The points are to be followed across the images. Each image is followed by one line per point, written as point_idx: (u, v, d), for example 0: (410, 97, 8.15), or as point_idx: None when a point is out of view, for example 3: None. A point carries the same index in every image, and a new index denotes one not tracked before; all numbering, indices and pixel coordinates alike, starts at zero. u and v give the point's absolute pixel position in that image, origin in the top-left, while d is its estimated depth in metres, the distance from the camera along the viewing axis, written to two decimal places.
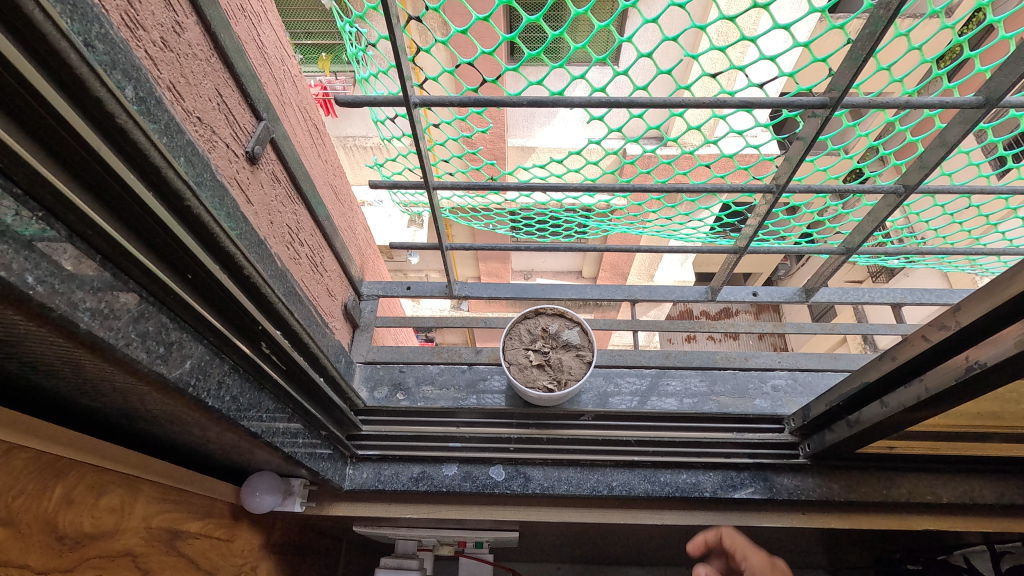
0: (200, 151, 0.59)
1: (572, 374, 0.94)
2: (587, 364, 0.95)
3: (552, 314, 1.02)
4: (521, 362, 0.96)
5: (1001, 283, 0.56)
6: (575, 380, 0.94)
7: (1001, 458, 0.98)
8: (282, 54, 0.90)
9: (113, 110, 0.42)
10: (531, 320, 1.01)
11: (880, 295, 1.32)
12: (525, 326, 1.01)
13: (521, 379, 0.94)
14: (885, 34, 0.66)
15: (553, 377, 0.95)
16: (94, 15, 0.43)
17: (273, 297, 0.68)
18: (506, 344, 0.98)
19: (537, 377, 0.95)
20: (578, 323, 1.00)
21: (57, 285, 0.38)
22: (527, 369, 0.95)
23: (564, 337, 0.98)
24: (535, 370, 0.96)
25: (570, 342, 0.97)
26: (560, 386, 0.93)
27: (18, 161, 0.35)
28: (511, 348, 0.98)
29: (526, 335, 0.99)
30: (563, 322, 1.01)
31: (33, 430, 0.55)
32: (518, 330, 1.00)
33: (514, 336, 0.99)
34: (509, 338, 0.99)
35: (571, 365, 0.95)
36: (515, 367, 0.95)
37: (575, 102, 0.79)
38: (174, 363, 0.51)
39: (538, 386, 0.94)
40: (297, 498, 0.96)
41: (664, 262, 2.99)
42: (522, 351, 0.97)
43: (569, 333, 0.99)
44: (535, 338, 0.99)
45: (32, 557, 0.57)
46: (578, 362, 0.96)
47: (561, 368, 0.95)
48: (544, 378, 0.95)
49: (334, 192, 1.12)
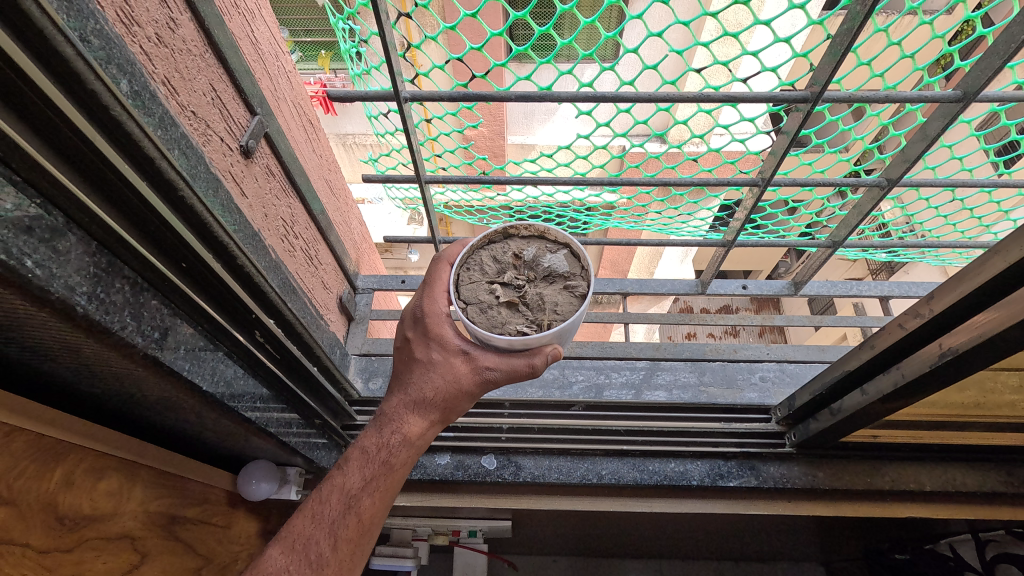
0: (194, 144, 0.61)
1: (559, 313, 0.67)
2: (580, 299, 0.68)
3: (528, 236, 0.76)
4: (483, 301, 0.69)
5: (972, 270, 0.57)
6: (563, 322, 0.66)
7: (983, 446, 1.00)
8: (277, 50, 0.92)
9: (108, 102, 0.44)
10: (498, 245, 0.74)
11: (867, 288, 1.34)
12: (490, 253, 0.74)
13: (484, 325, 0.67)
14: (863, 29, 0.67)
15: (529, 319, 0.68)
16: (90, 12, 0.45)
17: (267, 287, 0.70)
18: (461, 276, 0.71)
19: (508, 321, 0.68)
20: (566, 245, 0.73)
21: (56, 270, 0.41)
22: (493, 310, 0.68)
23: (545, 263, 0.71)
24: (503, 311, 0.69)
25: (554, 271, 0.70)
26: (540, 330, 0.66)
27: (18, 150, 0.37)
28: (469, 282, 0.71)
29: (491, 265, 0.72)
30: (543, 245, 0.74)
31: (36, 414, 0.58)
32: (480, 258, 0.73)
33: (473, 267, 0.72)
34: (465, 270, 0.72)
35: (557, 301, 0.68)
36: (473, 307, 0.68)
37: (564, 97, 0.80)
38: (170, 348, 0.53)
39: (510, 332, 0.66)
40: (295, 487, 0.96)
41: (664, 259, 2.75)
42: (484, 287, 0.70)
43: (552, 258, 0.71)
44: (505, 268, 0.72)
45: (33, 535, 0.61)
46: (566, 296, 0.69)
47: (543, 307, 0.68)
48: (518, 322, 0.68)
49: (329, 186, 1.14)
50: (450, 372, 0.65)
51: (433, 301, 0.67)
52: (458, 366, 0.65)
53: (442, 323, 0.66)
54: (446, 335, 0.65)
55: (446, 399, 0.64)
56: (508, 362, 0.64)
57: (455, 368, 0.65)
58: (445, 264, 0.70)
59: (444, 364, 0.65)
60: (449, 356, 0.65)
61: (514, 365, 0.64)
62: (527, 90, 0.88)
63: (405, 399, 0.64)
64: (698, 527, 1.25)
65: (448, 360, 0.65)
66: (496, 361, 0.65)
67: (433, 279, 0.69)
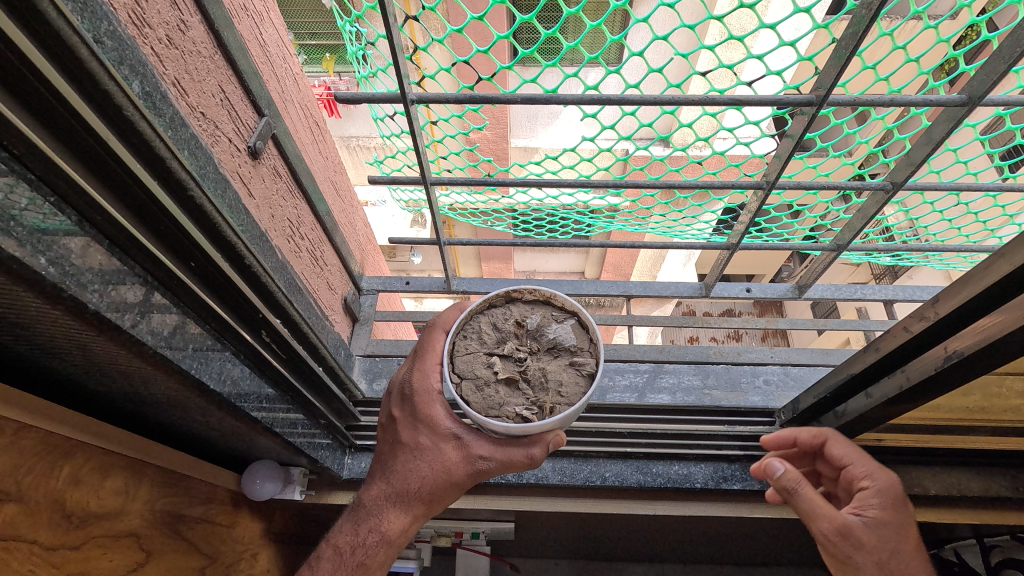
0: (203, 144, 0.61)
1: (563, 395, 0.65)
2: (587, 378, 0.66)
3: (532, 300, 0.73)
4: (481, 376, 0.66)
5: (978, 272, 0.58)
6: (566, 406, 0.64)
7: (988, 451, 1.00)
8: (284, 53, 0.93)
9: (122, 102, 0.44)
10: (499, 310, 0.72)
11: (872, 292, 1.33)
12: (490, 319, 0.71)
13: (480, 406, 0.65)
14: (868, 33, 0.67)
15: (530, 400, 0.65)
16: (104, 13, 0.46)
17: (274, 287, 0.71)
18: (458, 346, 0.69)
19: (507, 401, 0.65)
20: (573, 314, 0.71)
21: (68, 267, 0.41)
22: (491, 388, 0.66)
23: (550, 335, 0.69)
24: (503, 389, 0.66)
25: (560, 345, 0.68)
26: (541, 413, 0.64)
27: (34, 149, 0.38)
28: (466, 353, 0.69)
29: (490, 334, 0.70)
30: (547, 312, 0.72)
31: (46, 412, 0.59)
32: (478, 325, 0.71)
33: (470, 335, 0.70)
34: (461, 338, 0.70)
35: (561, 380, 0.66)
36: (471, 383, 0.66)
37: (569, 100, 0.80)
38: (179, 347, 0.53)
39: (508, 415, 0.64)
40: (298, 487, 0.96)
41: (666, 262, 2.81)
42: (482, 359, 0.68)
43: (557, 329, 0.69)
44: (505, 337, 0.69)
45: (42, 532, 0.61)
46: (571, 374, 0.66)
47: (546, 386, 0.66)
48: (517, 403, 0.65)
49: (335, 187, 1.14)
50: (436, 460, 0.69)
51: (421, 385, 0.72)
52: (447, 453, 0.69)
53: (427, 411, 0.71)
54: (434, 424, 0.70)
55: (430, 490, 0.69)
56: (504, 453, 0.67)
57: (443, 455, 0.69)
58: (440, 334, 0.73)
59: (431, 452, 0.70)
60: (437, 441, 0.70)
61: (510, 455, 0.67)
62: (533, 93, 0.88)
63: (388, 491, 0.70)
64: (701, 531, 1.24)
65: (436, 447, 0.70)
66: (490, 451, 0.68)
67: (427, 352, 0.73)
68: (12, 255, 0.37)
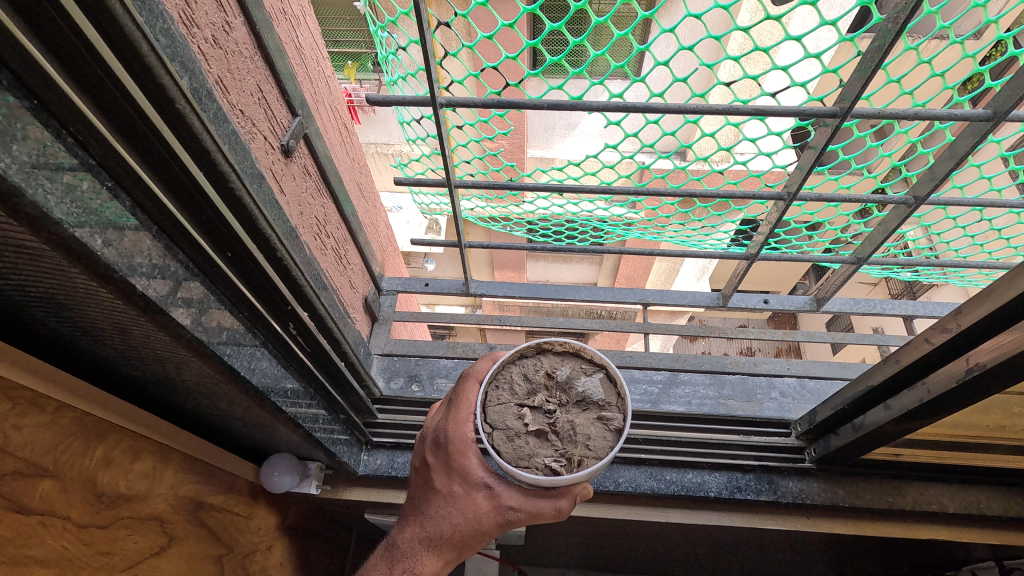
0: (243, 141, 0.63)
1: (591, 449, 0.66)
2: (615, 433, 0.67)
3: (563, 351, 0.74)
4: (511, 428, 0.67)
5: (999, 288, 0.58)
6: (595, 460, 0.65)
7: (1008, 470, 0.99)
8: (317, 56, 0.96)
9: (175, 97, 0.46)
10: (529, 361, 0.73)
11: (891, 306, 1.33)
12: (521, 368, 0.72)
13: (511, 457, 0.66)
14: (893, 47, 0.68)
15: (559, 452, 0.66)
16: (159, 12, 0.48)
17: (303, 279, 0.73)
18: (489, 396, 0.70)
19: (536, 452, 0.66)
20: (602, 367, 0.72)
21: (121, 250, 0.44)
22: (521, 439, 0.67)
23: (579, 388, 0.69)
24: (533, 441, 0.67)
25: (588, 398, 0.69)
26: (570, 466, 0.65)
27: (98, 136, 0.40)
28: (497, 403, 0.69)
29: (521, 385, 0.71)
30: (577, 364, 0.72)
31: (101, 402, 0.66)
32: (510, 375, 0.72)
33: (501, 385, 0.71)
34: (493, 388, 0.71)
35: (589, 434, 0.67)
36: (501, 433, 0.67)
37: (595, 106, 0.81)
38: (214, 332, 0.56)
39: (537, 467, 0.65)
40: (313, 481, 0.99)
41: (680, 273, 2.94)
42: (512, 410, 0.69)
43: (586, 382, 0.70)
44: (535, 388, 0.70)
45: (75, 509, 0.64)
46: (599, 429, 0.67)
47: (574, 439, 0.66)
48: (546, 454, 0.66)
49: (360, 189, 1.17)
50: (469, 508, 0.71)
51: (454, 431, 0.72)
52: (478, 502, 0.71)
53: (459, 458, 0.72)
54: (467, 473, 0.71)
55: (461, 536, 0.71)
56: (533, 504, 0.69)
57: (475, 504, 0.71)
58: (473, 382, 0.73)
59: (464, 500, 0.71)
60: (470, 490, 0.71)
61: (539, 507, 0.69)
62: (559, 99, 0.89)
63: (421, 534, 0.72)
64: (713, 544, 1.23)
65: (468, 496, 0.71)
66: (519, 502, 0.69)
67: (461, 400, 0.73)
68: (72, 233, 0.40)
